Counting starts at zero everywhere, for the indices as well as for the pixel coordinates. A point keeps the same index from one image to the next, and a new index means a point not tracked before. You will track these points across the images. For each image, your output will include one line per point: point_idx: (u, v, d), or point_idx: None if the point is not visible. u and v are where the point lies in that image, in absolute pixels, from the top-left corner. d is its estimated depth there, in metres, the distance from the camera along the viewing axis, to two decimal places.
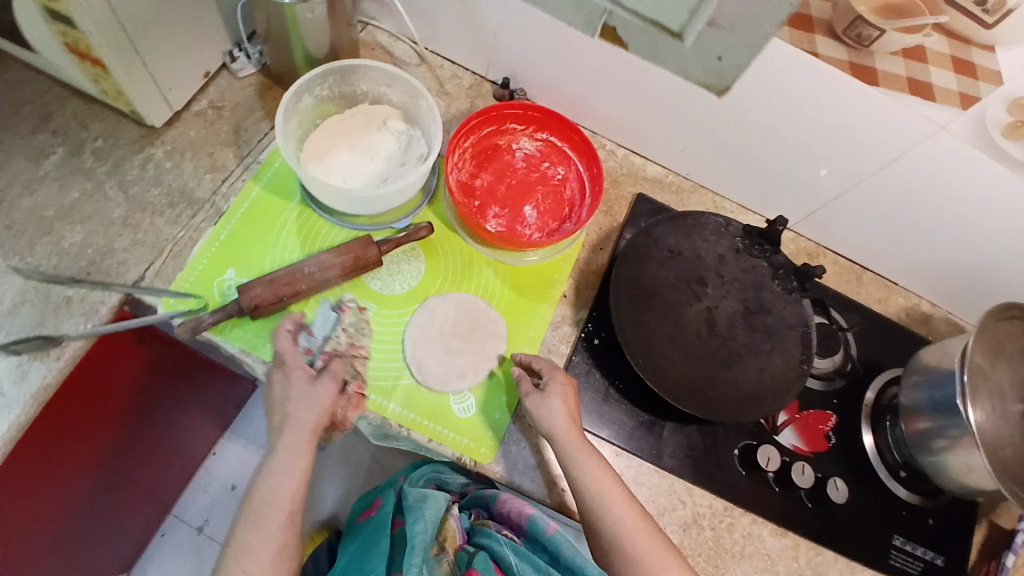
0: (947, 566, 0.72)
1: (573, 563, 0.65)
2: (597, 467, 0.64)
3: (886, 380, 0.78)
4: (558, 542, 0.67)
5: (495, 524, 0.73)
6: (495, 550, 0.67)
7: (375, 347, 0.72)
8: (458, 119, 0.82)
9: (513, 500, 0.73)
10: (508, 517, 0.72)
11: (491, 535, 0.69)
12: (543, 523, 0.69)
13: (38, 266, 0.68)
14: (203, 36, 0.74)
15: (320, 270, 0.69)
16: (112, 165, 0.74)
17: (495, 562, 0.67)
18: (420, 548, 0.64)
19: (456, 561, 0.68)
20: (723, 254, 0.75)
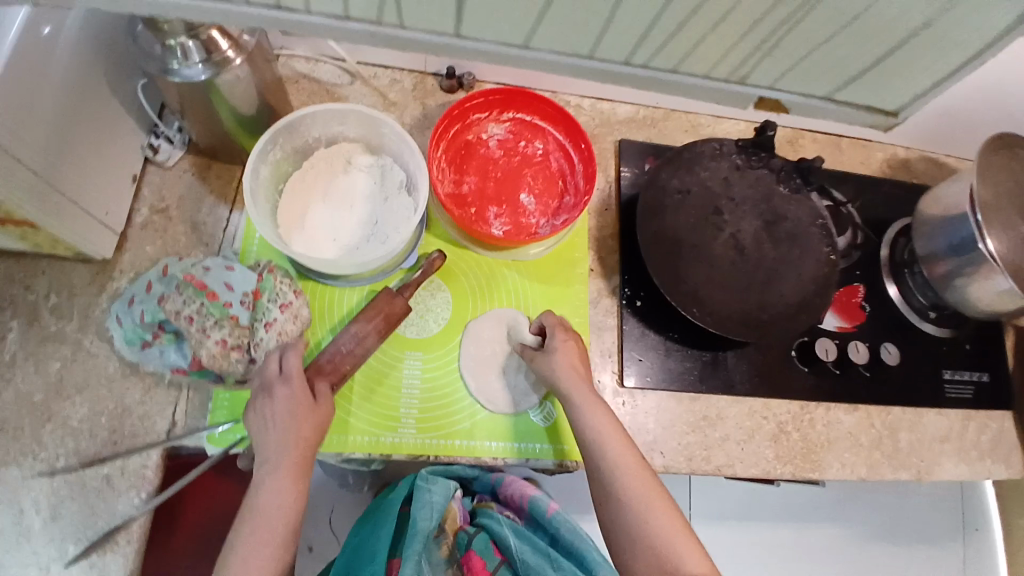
0: (993, 379, 0.80)
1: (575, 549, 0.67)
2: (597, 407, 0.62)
3: (894, 235, 0.83)
4: (558, 524, 0.69)
5: (499, 505, 0.73)
6: (495, 531, 0.68)
7: (438, 394, 0.69)
8: (417, 128, 0.77)
9: (518, 482, 0.73)
10: (513, 500, 0.73)
11: (492, 516, 0.70)
12: (544, 505, 0.70)
13: (56, 457, 0.62)
14: (114, 139, 0.64)
15: (358, 345, 0.63)
16: (80, 318, 0.65)
17: (494, 544, 0.68)
18: (422, 536, 0.62)
19: (456, 545, 0.68)
20: (727, 176, 0.75)
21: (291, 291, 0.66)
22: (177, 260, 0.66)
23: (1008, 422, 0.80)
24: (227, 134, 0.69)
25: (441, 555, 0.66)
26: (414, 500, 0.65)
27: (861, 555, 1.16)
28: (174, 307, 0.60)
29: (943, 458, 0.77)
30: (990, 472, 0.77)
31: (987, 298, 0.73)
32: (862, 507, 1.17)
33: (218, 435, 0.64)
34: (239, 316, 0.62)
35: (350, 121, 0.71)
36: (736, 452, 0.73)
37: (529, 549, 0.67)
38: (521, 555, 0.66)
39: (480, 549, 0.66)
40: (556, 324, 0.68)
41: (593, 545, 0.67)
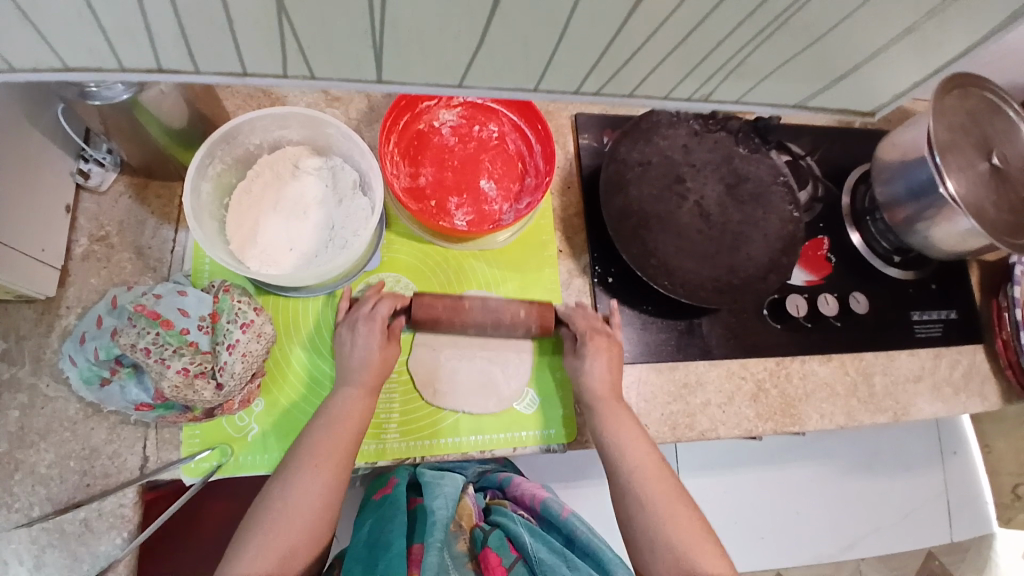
0: (960, 315, 0.83)
1: (588, 546, 0.68)
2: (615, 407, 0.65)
3: (854, 184, 0.83)
4: (572, 525, 0.70)
5: (511, 504, 0.76)
6: (511, 529, 0.67)
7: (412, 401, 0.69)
8: (365, 122, 0.74)
9: (527, 483, 0.77)
10: (523, 499, 0.76)
11: (508, 515, 0.70)
12: (557, 507, 0.72)
13: (26, 508, 0.59)
14: (42, 167, 0.60)
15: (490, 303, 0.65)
16: (31, 361, 0.62)
17: (511, 542, 0.66)
18: (442, 524, 0.63)
19: (473, 542, 0.66)
20: (686, 142, 0.74)
21: (251, 309, 0.63)
22: (126, 289, 0.62)
23: (979, 355, 0.82)
24: (160, 151, 0.65)
25: (460, 548, 0.65)
26: (428, 493, 0.68)
27: (844, 489, 1.20)
28: (128, 340, 0.55)
29: (917, 397, 0.78)
30: (964, 406, 0.79)
31: (950, 239, 0.73)
32: (842, 446, 1.20)
33: (193, 465, 0.62)
34: (199, 342, 0.59)
35: (293, 123, 0.67)
36: (718, 415, 0.73)
37: (545, 549, 0.65)
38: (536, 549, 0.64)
39: (495, 546, 0.64)
40: (589, 332, 0.66)
41: (611, 547, 0.66)
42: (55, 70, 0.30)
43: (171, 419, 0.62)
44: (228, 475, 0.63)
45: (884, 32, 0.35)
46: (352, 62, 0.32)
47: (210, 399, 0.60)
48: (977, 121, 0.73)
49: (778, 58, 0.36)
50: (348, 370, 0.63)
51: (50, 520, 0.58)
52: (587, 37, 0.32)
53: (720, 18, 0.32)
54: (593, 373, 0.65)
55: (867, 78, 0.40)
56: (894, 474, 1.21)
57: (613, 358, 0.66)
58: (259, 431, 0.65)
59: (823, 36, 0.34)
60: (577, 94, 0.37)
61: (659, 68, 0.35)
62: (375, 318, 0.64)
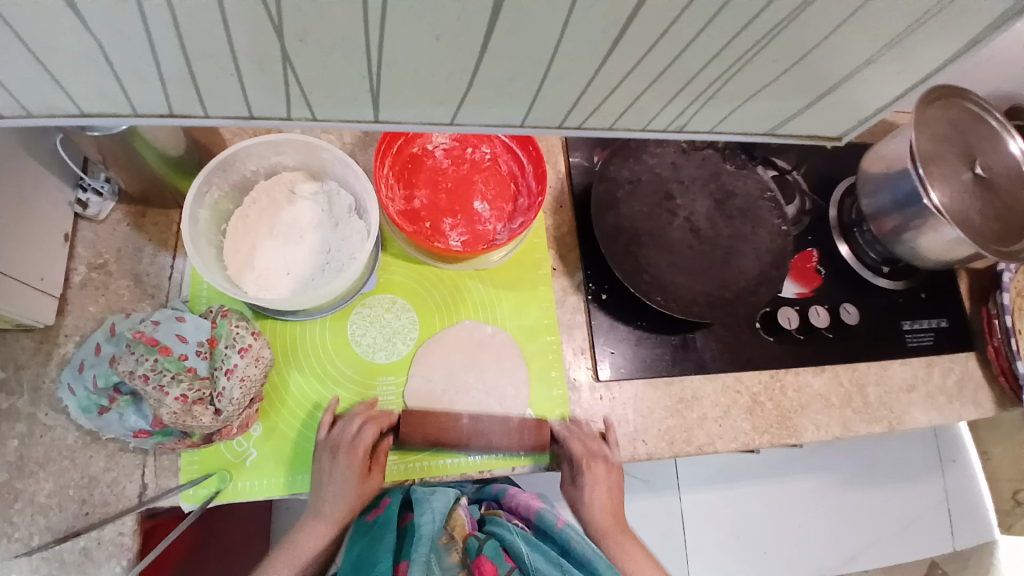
0: (950, 324, 0.84)
1: (583, 557, 0.67)
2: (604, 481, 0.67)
3: (841, 197, 0.85)
4: (567, 535, 0.69)
5: (505, 515, 0.75)
6: (506, 540, 0.67)
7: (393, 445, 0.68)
8: (360, 146, 0.75)
9: (522, 493, 0.76)
10: (518, 510, 0.75)
11: (503, 525, 0.70)
12: (552, 518, 0.71)
13: (24, 538, 0.59)
14: (40, 198, 0.61)
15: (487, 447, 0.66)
16: (30, 390, 0.62)
17: (505, 552, 0.66)
18: (430, 539, 0.59)
19: (467, 551, 0.65)
20: (675, 160, 0.75)
21: (249, 334, 0.63)
22: (123, 317, 0.63)
23: (970, 362, 0.83)
24: (157, 179, 0.65)
25: (452, 560, 0.64)
26: (416, 508, 0.62)
27: (844, 500, 1.20)
28: (126, 367, 0.57)
29: (912, 406, 0.79)
30: (958, 413, 0.80)
31: (937, 249, 0.75)
32: (841, 456, 1.21)
33: (192, 491, 0.62)
34: (197, 367, 0.59)
35: (289, 150, 0.68)
36: (715, 429, 0.73)
37: (541, 559, 0.66)
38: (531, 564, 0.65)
39: (491, 555, 0.63)
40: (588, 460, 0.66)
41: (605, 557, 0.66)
42: (69, 109, 0.31)
43: (169, 445, 0.62)
44: (227, 501, 0.63)
45: (850, 62, 0.36)
46: (348, 100, 0.33)
47: (210, 425, 0.60)
48: (960, 134, 0.75)
49: (760, 79, 0.36)
50: (321, 504, 0.62)
51: (50, 550, 0.58)
52: (569, 72, 0.33)
53: (710, 35, 0.31)
54: (597, 503, 0.68)
55: (847, 98, 0.40)
56: (894, 484, 1.21)
57: (609, 491, 0.68)
58: (257, 455, 0.65)
59: (791, 67, 0.36)
60: (563, 126, 0.38)
61: (637, 101, 0.37)
62: (358, 444, 0.63)
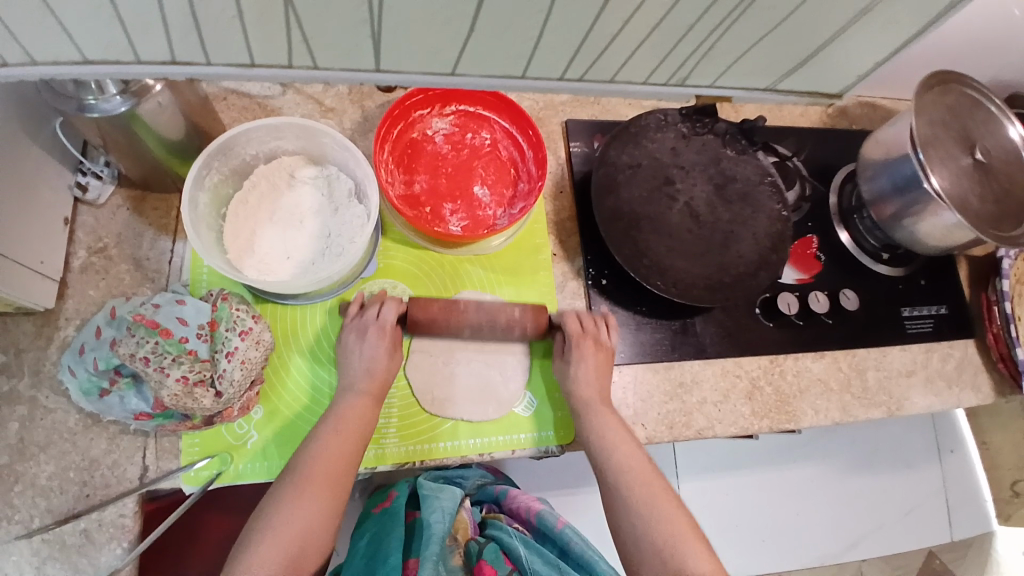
0: (950, 310, 0.84)
1: (583, 557, 0.67)
2: (604, 414, 0.66)
3: (841, 183, 0.85)
4: (568, 537, 0.70)
5: (506, 517, 0.76)
6: (505, 542, 0.67)
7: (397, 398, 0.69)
8: (359, 132, 0.75)
9: (524, 495, 0.76)
10: (518, 511, 0.76)
11: (503, 529, 0.70)
12: (552, 520, 0.72)
13: (26, 520, 0.59)
14: (41, 181, 0.61)
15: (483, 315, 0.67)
16: (31, 373, 0.62)
17: (505, 555, 0.66)
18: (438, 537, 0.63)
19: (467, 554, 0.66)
20: (675, 145, 0.75)
21: (249, 317, 0.63)
22: (124, 300, 0.63)
23: (970, 348, 0.83)
24: (157, 163, 0.65)
25: (454, 562, 0.65)
26: (425, 506, 0.68)
27: (844, 488, 1.20)
28: (126, 350, 0.56)
29: (911, 391, 0.79)
30: (957, 399, 0.80)
31: (936, 233, 0.75)
32: (841, 445, 1.21)
33: (193, 473, 0.62)
34: (197, 350, 0.59)
35: (288, 133, 0.68)
36: (714, 414, 0.73)
37: (539, 561, 0.66)
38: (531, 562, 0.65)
39: (490, 558, 0.64)
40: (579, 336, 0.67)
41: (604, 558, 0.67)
42: (74, 65, 0.31)
43: (170, 428, 0.62)
44: (228, 483, 0.63)
45: (826, 25, 0.39)
46: (346, 55, 0.33)
47: (210, 407, 0.60)
48: (958, 118, 0.75)
49: (747, 34, 0.38)
50: (353, 378, 0.64)
51: (51, 531, 0.58)
52: (570, 21, 0.33)
53: (689, 5, 0.34)
54: (580, 378, 0.66)
55: (826, 60, 0.44)
56: (894, 473, 1.21)
57: (597, 364, 0.67)
58: (258, 437, 0.65)
59: (784, 18, 0.38)
60: (562, 80, 0.37)
61: (636, 54, 0.37)
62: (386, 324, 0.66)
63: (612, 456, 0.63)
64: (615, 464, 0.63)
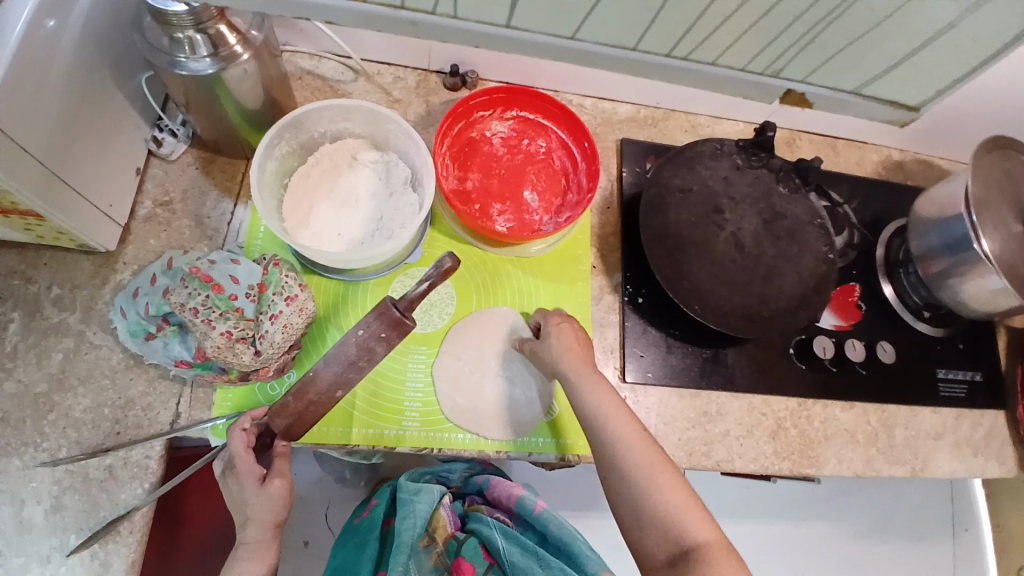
0: (986, 378, 0.82)
1: (563, 541, 0.68)
2: (605, 393, 0.62)
3: (889, 236, 0.85)
4: (546, 521, 0.70)
5: (488, 508, 0.75)
6: (484, 534, 0.68)
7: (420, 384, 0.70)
8: (422, 125, 0.78)
9: (503, 482, 0.75)
10: (500, 501, 0.75)
11: (482, 520, 0.70)
12: (532, 505, 0.72)
13: (59, 448, 0.61)
14: (119, 129, 0.64)
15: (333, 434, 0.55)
16: (83, 310, 0.65)
17: (485, 548, 0.67)
18: (405, 546, 0.65)
19: (445, 551, 0.67)
20: (727, 175, 0.76)
21: (297, 284, 0.65)
22: (182, 254, 0.65)
23: (1001, 420, 0.81)
24: (231, 128, 0.68)
25: (431, 562, 0.65)
26: (398, 512, 0.69)
27: (854, 554, 1.17)
28: (178, 299, 0.59)
29: (938, 454, 0.78)
30: (983, 469, 0.79)
31: (980, 296, 0.74)
32: (854, 506, 1.18)
33: (221, 427, 0.64)
34: (244, 308, 0.61)
35: (357, 117, 0.71)
36: (735, 447, 0.73)
37: (518, 550, 0.66)
38: (509, 555, 0.66)
39: (470, 555, 0.65)
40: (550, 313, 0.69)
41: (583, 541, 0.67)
42: None
43: (207, 379, 0.64)
44: None
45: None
46: None
47: (249, 363, 0.62)
48: (1015, 185, 0.75)
49: None
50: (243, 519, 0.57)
51: (77, 462, 0.61)
52: None
53: None
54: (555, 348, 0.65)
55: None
56: (903, 543, 1.18)
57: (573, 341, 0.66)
58: None
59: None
60: None
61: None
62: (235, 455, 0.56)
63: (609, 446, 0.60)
64: (611, 440, 0.59)
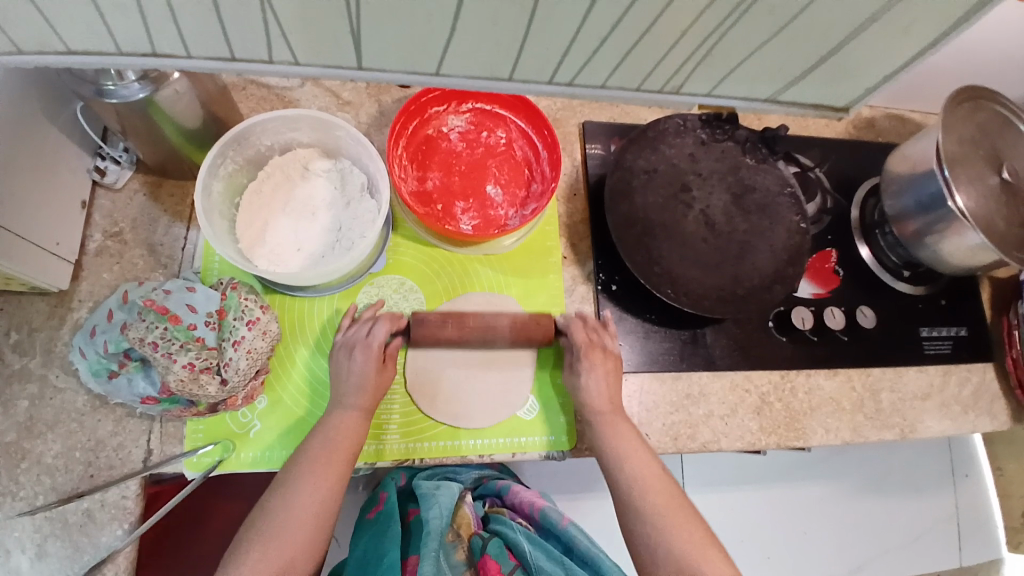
0: (970, 332, 0.82)
1: (587, 555, 0.68)
2: (624, 434, 0.65)
3: (864, 197, 0.83)
4: (572, 534, 0.70)
5: (509, 513, 0.76)
6: (509, 537, 0.68)
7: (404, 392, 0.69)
8: (376, 126, 0.75)
9: (525, 491, 0.77)
10: (521, 507, 0.76)
11: (507, 523, 0.70)
12: (556, 517, 0.72)
13: (32, 496, 0.60)
14: (59, 163, 0.62)
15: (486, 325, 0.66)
16: (43, 352, 0.63)
17: (510, 550, 0.67)
18: (436, 535, 0.64)
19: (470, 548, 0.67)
20: (693, 151, 0.74)
21: (257, 307, 0.63)
22: (136, 285, 0.63)
23: (989, 373, 0.81)
24: (175, 150, 0.66)
25: (459, 557, 0.65)
26: (424, 504, 0.69)
27: (853, 510, 1.18)
28: (137, 334, 0.57)
29: (925, 415, 0.77)
30: (973, 424, 0.78)
31: (959, 253, 0.72)
32: (850, 464, 1.19)
33: (195, 459, 0.63)
34: (206, 338, 0.59)
35: (303, 126, 0.68)
36: (720, 428, 0.72)
37: (545, 557, 0.66)
38: (535, 556, 0.65)
39: (495, 553, 0.63)
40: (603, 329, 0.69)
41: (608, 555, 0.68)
42: (60, 57, 0.32)
43: (175, 413, 0.63)
44: (230, 470, 0.64)
45: (849, 21, 0.34)
46: (333, 50, 0.33)
47: (215, 394, 0.61)
48: (988, 136, 0.73)
49: (780, 64, 0.37)
50: (345, 394, 0.63)
51: (54, 509, 0.60)
52: (561, 20, 0.32)
53: (715, 12, 0.32)
54: (592, 390, 0.65)
55: (857, 66, 0.38)
56: (903, 494, 1.19)
57: (607, 373, 0.66)
58: (261, 426, 0.66)
59: (783, 28, 0.34)
60: (578, 86, 0.37)
61: (599, 55, 0.35)
62: (373, 334, 0.65)
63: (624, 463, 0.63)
64: (632, 479, 0.63)
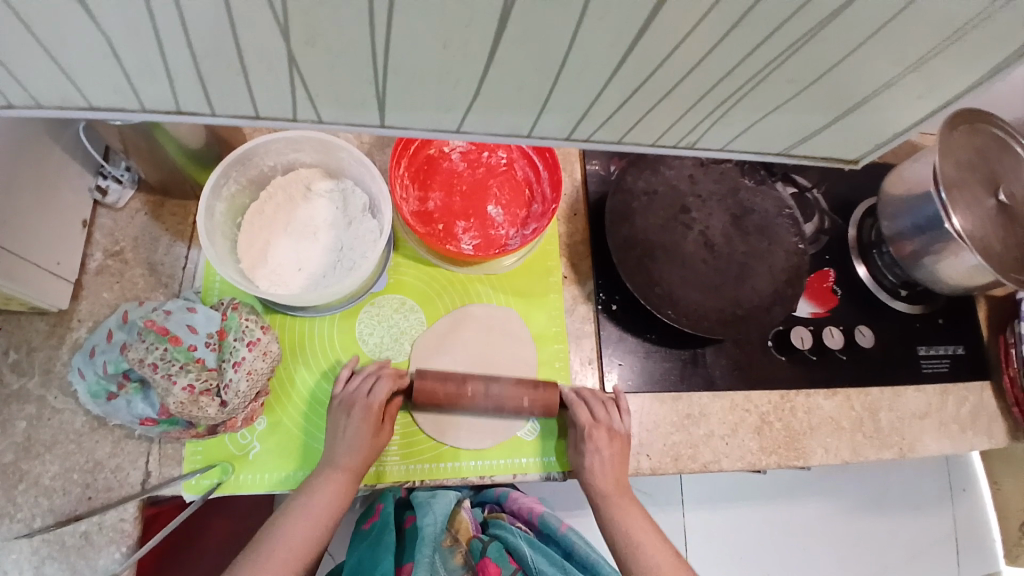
0: (967, 351, 0.82)
1: (587, 560, 0.68)
2: (629, 509, 0.65)
3: (861, 217, 0.84)
4: (571, 539, 0.70)
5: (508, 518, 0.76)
6: (509, 541, 0.68)
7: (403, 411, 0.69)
8: (378, 145, 0.75)
9: (524, 497, 0.77)
10: (520, 513, 0.75)
11: (507, 528, 0.70)
12: (556, 522, 0.72)
13: (29, 518, 0.60)
14: (61, 184, 0.62)
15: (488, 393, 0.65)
16: (42, 372, 0.63)
17: (510, 554, 0.68)
18: (432, 541, 0.63)
19: (469, 552, 0.67)
20: (692, 173, 0.75)
21: (258, 328, 0.63)
22: (137, 305, 0.63)
23: (986, 392, 0.81)
24: (176, 169, 0.66)
25: (456, 561, 0.65)
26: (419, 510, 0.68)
27: (851, 526, 1.18)
28: (137, 354, 0.57)
29: (924, 434, 0.77)
30: (972, 443, 0.78)
31: (957, 274, 0.73)
32: (848, 479, 1.19)
33: (194, 481, 0.63)
34: (205, 358, 0.59)
35: (306, 147, 0.69)
36: (721, 448, 0.72)
37: (545, 562, 0.66)
38: (534, 561, 0.66)
39: (495, 556, 0.66)
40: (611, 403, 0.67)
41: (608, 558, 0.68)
42: (81, 108, 0.33)
43: (174, 435, 0.62)
44: (229, 492, 0.64)
45: (866, 84, 0.37)
46: (343, 93, 0.33)
47: (215, 416, 0.60)
48: (985, 158, 0.73)
49: (794, 117, 0.40)
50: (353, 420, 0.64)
51: (51, 531, 0.59)
52: (585, 72, 0.33)
53: (735, 80, 0.35)
54: (597, 471, 0.65)
55: (870, 112, 0.40)
56: (900, 509, 1.19)
57: (612, 454, 0.65)
58: (260, 448, 0.65)
59: (797, 94, 0.37)
60: (601, 142, 0.41)
61: (621, 115, 0.38)
62: (375, 399, 0.63)
63: (634, 544, 0.64)
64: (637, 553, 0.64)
